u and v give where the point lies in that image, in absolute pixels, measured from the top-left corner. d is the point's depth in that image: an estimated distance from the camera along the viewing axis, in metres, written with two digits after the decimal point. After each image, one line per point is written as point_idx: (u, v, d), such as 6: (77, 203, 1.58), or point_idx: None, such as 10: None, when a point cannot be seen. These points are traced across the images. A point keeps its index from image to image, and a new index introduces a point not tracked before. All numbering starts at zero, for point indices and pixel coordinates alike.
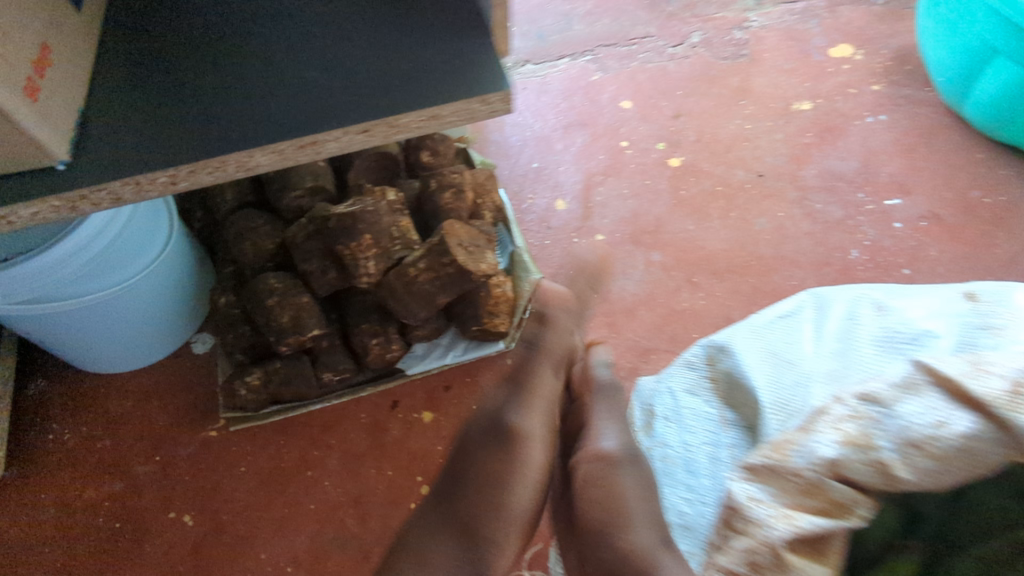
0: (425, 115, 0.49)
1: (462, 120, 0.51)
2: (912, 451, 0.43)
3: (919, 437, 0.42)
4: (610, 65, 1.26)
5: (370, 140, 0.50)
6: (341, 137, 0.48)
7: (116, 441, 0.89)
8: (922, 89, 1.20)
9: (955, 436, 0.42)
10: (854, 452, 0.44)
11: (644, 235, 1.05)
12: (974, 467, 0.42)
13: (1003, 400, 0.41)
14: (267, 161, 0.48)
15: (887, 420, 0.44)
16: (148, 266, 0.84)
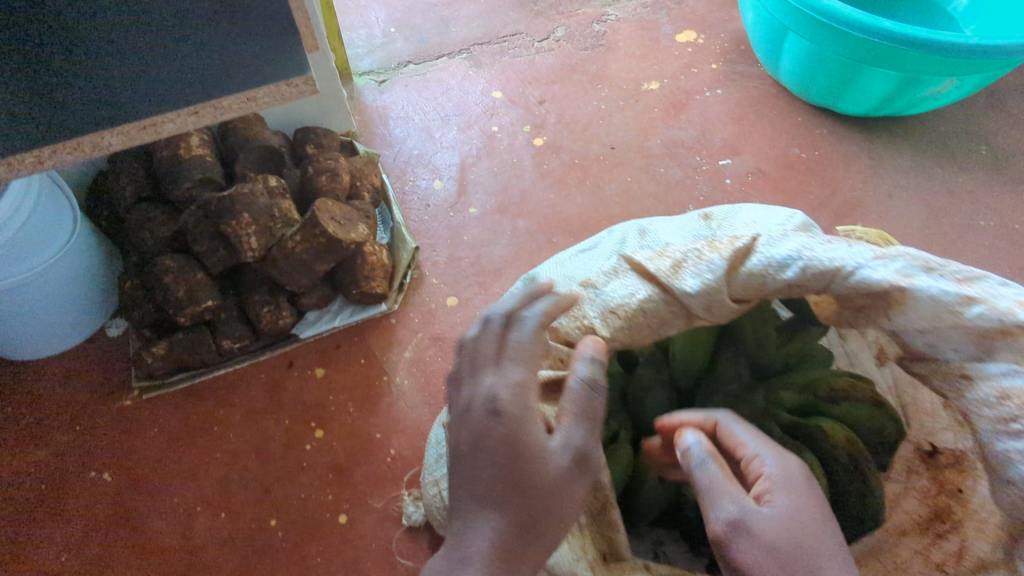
0: (243, 98, 0.65)
1: (276, 100, 0.67)
2: (611, 314, 0.61)
3: (614, 303, 0.61)
4: (484, 60, 1.41)
5: (201, 120, 0.65)
6: (176, 119, 0.64)
7: (40, 417, 1.00)
8: (752, 66, 1.39)
9: (635, 299, 0.60)
10: (571, 320, 0.61)
11: (511, 206, 1.21)
12: (653, 321, 0.61)
13: (664, 271, 0.60)
14: (117, 142, 0.63)
15: (596, 296, 0.63)
16: (55, 257, 0.95)
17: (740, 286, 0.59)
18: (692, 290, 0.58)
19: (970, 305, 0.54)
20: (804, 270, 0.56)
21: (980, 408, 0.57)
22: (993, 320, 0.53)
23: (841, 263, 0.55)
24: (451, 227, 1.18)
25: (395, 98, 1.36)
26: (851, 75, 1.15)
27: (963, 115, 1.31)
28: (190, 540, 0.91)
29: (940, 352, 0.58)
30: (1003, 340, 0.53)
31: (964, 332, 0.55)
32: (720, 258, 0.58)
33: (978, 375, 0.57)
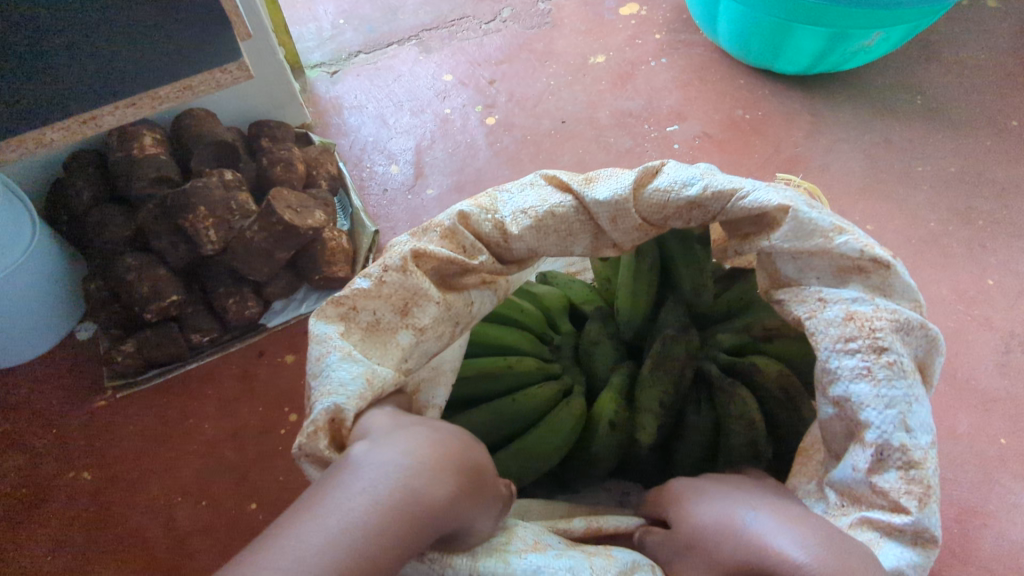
0: (178, 87, 0.69)
1: (212, 88, 0.71)
2: (522, 216, 0.62)
3: (527, 205, 0.62)
4: (433, 45, 1.43)
5: (141, 111, 0.70)
6: (115, 111, 0.68)
7: (16, 423, 1.01)
8: (694, 34, 1.43)
9: (547, 204, 0.62)
10: (481, 212, 0.62)
11: (468, 185, 1.23)
12: (561, 230, 0.62)
13: (577, 181, 0.62)
14: (59, 138, 0.67)
15: (508, 199, 0.63)
16: (15, 264, 0.96)
17: (646, 203, 0.61)
18: (602, 198, 0.60)
19: (840, 232, 0.55)
20: (705, 188, 0.58)
21: (825, 325, 0.54)
22: (860, 252, 0.54)
23: (740, 186, 0.58)
24: (411, 210, 1.21)
25: (347, 88, 1.37)
26: (783, 36, 1.20)
27: (898, 68, 1.36)
28: (174, 529, 0.92)
29: (804, 281, 0.58)
30: (864, 277, 0.55)
31: (831, 262, 0.56)
32: (630, 174, 0.61)
33: (830, 297, 0.55)
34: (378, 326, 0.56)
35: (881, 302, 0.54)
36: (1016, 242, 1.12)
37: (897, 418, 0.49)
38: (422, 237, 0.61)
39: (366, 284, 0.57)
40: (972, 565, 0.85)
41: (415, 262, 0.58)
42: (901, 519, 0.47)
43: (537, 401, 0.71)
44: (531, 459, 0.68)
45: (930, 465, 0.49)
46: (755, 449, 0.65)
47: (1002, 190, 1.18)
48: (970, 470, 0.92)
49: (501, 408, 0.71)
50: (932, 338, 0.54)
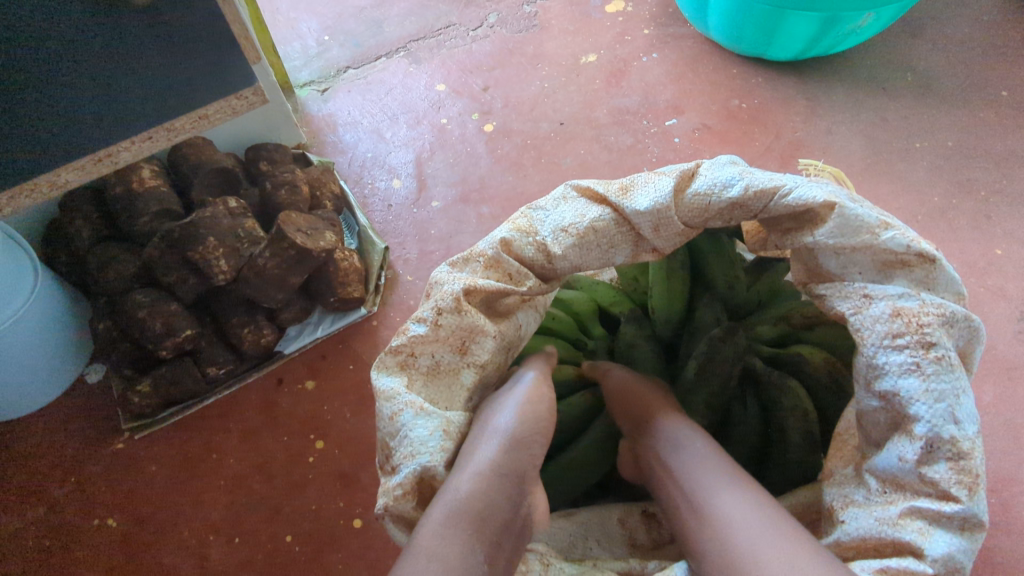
0: (196, 115, 0.72)
1: (228, 115, 0.75)
2: (562, 234, 0.63)
3: (566, 222, 0.63)
4: (422, 56, 1.42)
5: (156, 145, 0.72)
6: (130, 147, 0.70)
7: (31, 474, 0.98)
8: (683, 27, 1.43)
9: (586, 219, 0.63)
10: (522, 236, 0.63)
11: (472, 194, 1.22)
12: (602, 243, 0.63)
13: (614, 192, 0.62)
14: (74, 178, 0.68)
15: (546, 217, 0.65)
16: (24, 306, 0.94)
17: (687, 208, 0.61)
18: (642, 208, 0.61)
19: (886, 229, 0.55)
20: (746, 188, 0.59)
21: (873, 322, 0.55)
22: (906, 247, 0.55)
23: (781, 183, 0.58)
24: (417, 223, 1.19)
25: (339, 104, 1.36)
26: (776, 22, 1.21)
27: (886, 47, 1.38)
28: (209, 569, 0.90)
29: (847, 277, 0.58)
30: (908, 271, 0.55)
31: (874, 257, 0.56)
32: (668, 179, 0.61)
33: (876, 294, 0.56)
34: (438, 370, 0.58)
35: (927, 297, 0.54)
36: (1020, 211, 1.13)
37: (947, 411, 0.50)
38: (466, 270, 0.62)
39: (422, 329, 0.58)
40: (1015, 532, 0.86)
41: (468, 298, 0.59)
42: (951, 507, 0.48)
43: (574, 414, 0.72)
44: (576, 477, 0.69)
45: (978, 454, 0.50)
46: (810, 437, 0.67)
47: (1000, 160, 1.19)
48: (1002, 439, 0.93)
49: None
50: (973, 328, 0.55)
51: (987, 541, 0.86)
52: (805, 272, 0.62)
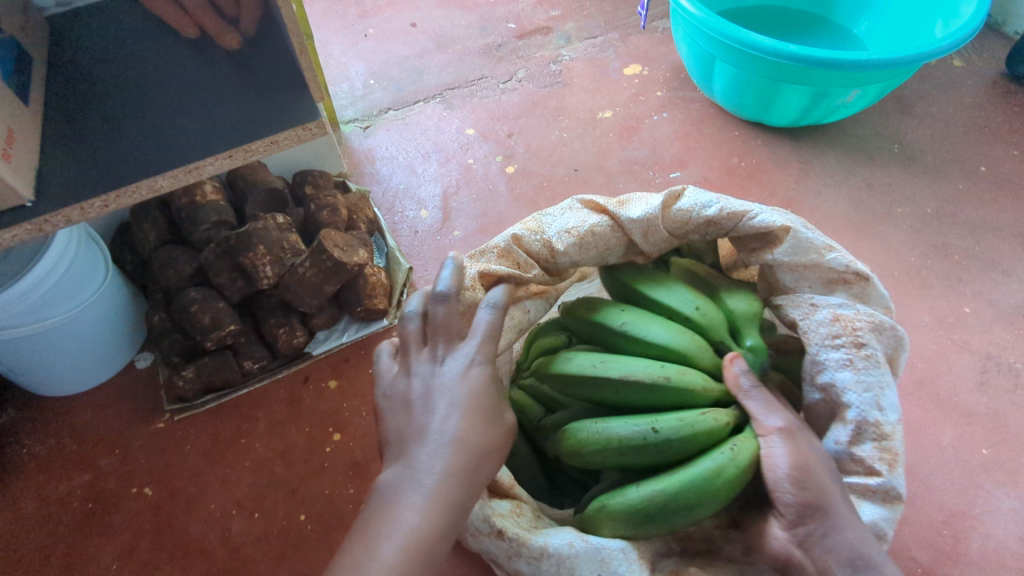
0: (268, 141, 0.85)
1: (293, 141, 0.87)
2: (566, 234, 0.77)
3: (570, 226, 0.78)
4: (456, 103, 1.59)
5: (235, 161, 0.85)
6: (215, 162, 0.83)
7: (80, 445, 1.10)
8: (693, 91, 1.59)
9: (587, 224, 0.77)
10: (531, 233, 0.78)
11: (491, 226, 1.36)
12: (599, 244, 0.77)
13: (612, 205, 0.78)
14: (166, 184, 0.82)
15: (553, 221, 0.79)
16: (96, 293, 1.08)
17: (672, 220, 0.77)
18: (635, 217, 0.76)
19: (829, 252, 0.74)
20: (721, 210, 0.76)
21: (817, 325, 0.72)
22: (845, 267, 0.73)
23: (750, 209, 0.76)
24: (439, 249, 1.33)
25: (379, 140, 1.52)
26: (772, 92, 1.35)
27: (876, 120, 1.51)
28: (230, 539, 1.00)
29: (799, 289, 0.76)
30: (847, 286, 0.74)
31: (821, 275, 0.75)
32: (657, 198, 0.77)
33: (820, 304, 0.73)
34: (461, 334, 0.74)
35: (860, 308, 0.72)
36: (989, 275, 1.24)
37: (873, 400, 0.67)
38: (482, 259, 0.77)
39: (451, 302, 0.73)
40: (961, 563, 0.94)
41: (481, 279, 0.75)
42: (874, 481, 0.65)
43: (700, 437, 0.64)
44: (680, 509, 0.62)
45: (896, 437, 0.67)
46: None
47: (975, 228, 1.31)
48: (958, 478, 1.02)
49: (640, 440, 0.64)
50: (899, 337, 0.72)
51: (934, 569, 0.94)
52: (768, 288, 0.79)
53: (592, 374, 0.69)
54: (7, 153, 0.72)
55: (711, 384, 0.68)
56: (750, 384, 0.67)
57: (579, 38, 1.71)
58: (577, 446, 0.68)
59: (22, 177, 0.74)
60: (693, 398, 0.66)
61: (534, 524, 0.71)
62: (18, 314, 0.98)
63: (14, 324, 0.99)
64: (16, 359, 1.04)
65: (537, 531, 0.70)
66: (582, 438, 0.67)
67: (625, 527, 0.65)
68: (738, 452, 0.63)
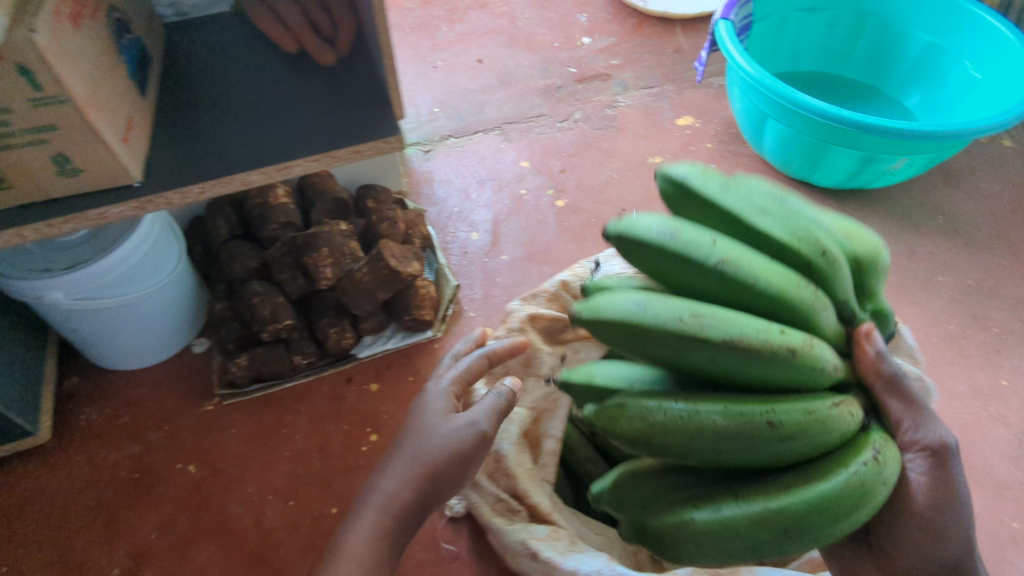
0: (352, 149, 0.87)
1: (375, 154, 0.90)
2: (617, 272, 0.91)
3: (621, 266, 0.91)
4: (514, 136, 1.67)
5: (320, 165, 0.88)
6: (303, 164, 0.87)
7: (134, 417, 1.17)
8: (742, 146, 1.64)
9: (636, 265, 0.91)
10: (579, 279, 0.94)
11: (537, 254, 1.42)
12: None
13: None
14: (258, 178, 0.86)
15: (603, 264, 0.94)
16: (170, 275, 1.16)
17: None
18: None
19: None
20: None
21: None
22: None
23: None
24: (486, 270, 1.39)
25: (438, 164, 1.60)
26: (820, 152, 1.40)
27: (922, 190, 1.54)
28: (263, 523, 1.05)
29: None
30: None
31: None
32: None
33: None
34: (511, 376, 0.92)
35: (889, 351, 0.79)
36: None
37: None
38: (533, 302, 0.93)
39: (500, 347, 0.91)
40: None
41: (531, 323, 0.92)
42: None
43: (832, 440, 0.54)
44: (804, 532, 0.52)
45: None
46: None
47: (1016, 304, 1.32)
48: (986, 548, 1.01)
49: (758, 434, 0.52)
50: (928, 385, 0.79)
51: None
52: None
53: (690, 334, 0.52)
54: (125, 138, 0.80)
55: (835, 362, 0.56)
56: (890, 366, 0.58)
57: (636, 87, 1.79)
58: (662, 433, 0.53)
59: (134, 161, 0.82)
60: (817, 379, 0.55)
61: (571, 546, 0.77)
62: (101, 286, 1.06)
63: (93, 296, 1.07)
64: (87, 328, 1.12)
65: (569, 553, 0.75)
66: (668, 425, 0.53)
67: (713, 549, 0.55)
68: (880, 463, 0.54)
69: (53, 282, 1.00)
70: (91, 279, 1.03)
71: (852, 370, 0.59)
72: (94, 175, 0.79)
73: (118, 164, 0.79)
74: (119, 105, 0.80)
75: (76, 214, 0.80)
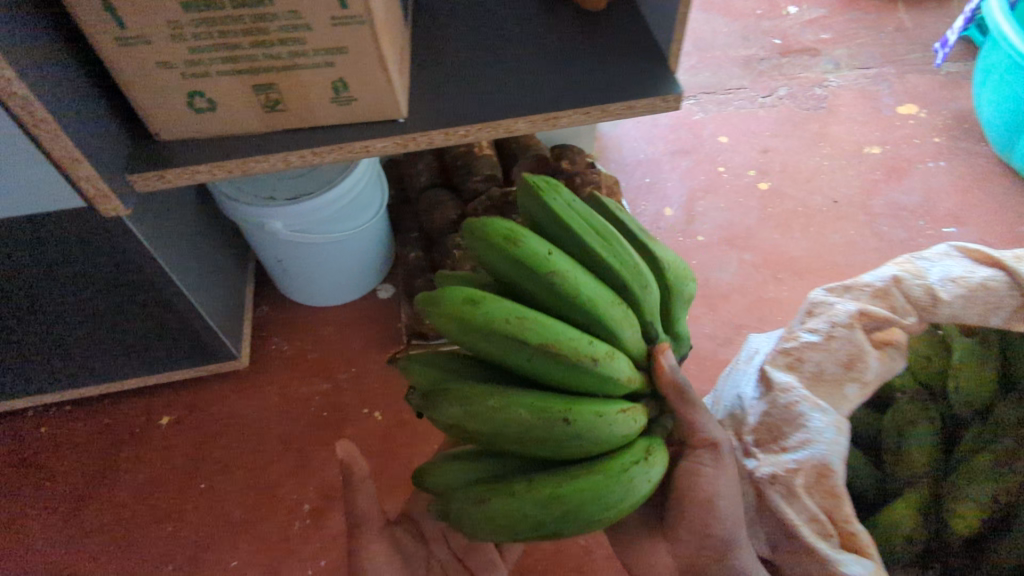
0: (626, 105, 0.78)
1: (648, 112, 0.80)
2: (954, 282, 0.67)
3: (956, 274, 0.68)
4: (710, 108, 1.54)
5: (588, 120, 0.79)
6: (572, 116, 0.78)
7: (322, 354, 1.16)
8: (978, 144, 1.44)
9: (979, 276, 0.67)
10: (912, 277, 0.69)
11: (738, 239, 1.30)
12: (991, 301, 0.67)
13: (1010, 258, 0.67)
14: (523, 127, 0.79)
15: (932, 266, 0.69)
16: (374, 217, 1.14)
17: None
18: None
19: None
20: None
21: None
22: None
23: None
24: (680, 250, 1.29)
25: (627, 130, 1.50)
26: None
27: None
28: None
29: None
30: None
31: None
32: None
33: None
34: (821, 378, 0.67)
35: None
36: None
37: None
38: (848, 295, 0.70)
39: (813, 338, 0.68)
40: None
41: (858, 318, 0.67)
42: None
43: (617, 443, 0.48)
44: (580, 521, 0.46)
45: None
46: None
47: None
48: None
49: (551, 437, 0.46)
50: None
51: None
52: None
53: (509, 333, 0.46)
54: (400, 69, 0.75)
55: (631, 373, 0.51)
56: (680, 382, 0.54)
57: (851, 66, 1.61)
58: (477, 429, 0.47)
59: (403, 96, 0.76)
60: (608, 387, 0.49)
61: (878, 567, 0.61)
62: (316, 221, 1.04)
63: (307, 230, 1.05)
64: (292, 261, 1.11)
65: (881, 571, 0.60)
66: (528, 411, 0.46)
67: (503, 528, 0.46)
68: (648, 462, 0.50)
69: (277, 212, 0.99)
70: (310, 213, 1.01)
71: (648, 385, 0.55)
72: (366, 106, 0.75)
73: (392, 96, 0.74)
74: (398, 33, 0.74)
75: (343, 145, 0.75)
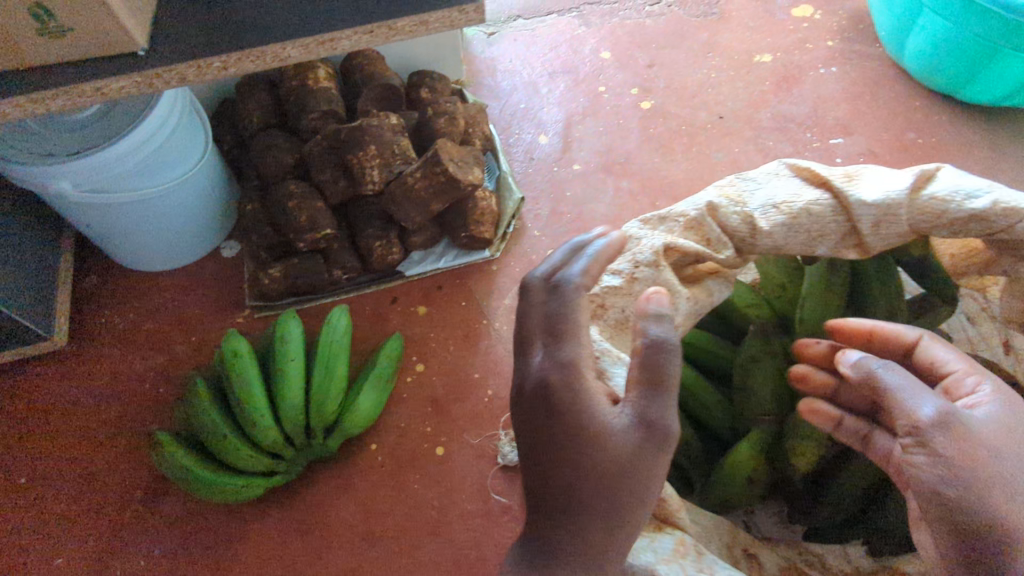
0: (416, 20, 0.64)
1: (446, 26, 0.66)
2: (771, 210, 0.61)
3: (778, 200, 0.61)
4: (593, 20, 1.41)
5: (374, 41, 0.65)
6: (352, 36, 0.64)
7: (158, 325, 1.05)
8: (871, 46, 1.35)
9: (801, 201, 0.61)
10: (729, 204, 0.62)
11: (615, 165, 1.21)
12: (812, 228, 0.61)
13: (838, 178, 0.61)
14: (296, 54, 0.64)
15: (755, 190, 0.63)
16: (195, 165, 1.00)
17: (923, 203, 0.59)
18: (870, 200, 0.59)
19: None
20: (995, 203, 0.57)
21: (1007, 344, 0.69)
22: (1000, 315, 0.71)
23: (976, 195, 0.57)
24: (554, 181, 1.19)
25: (503, 51, 1.36)
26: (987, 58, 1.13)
27: None
28: None
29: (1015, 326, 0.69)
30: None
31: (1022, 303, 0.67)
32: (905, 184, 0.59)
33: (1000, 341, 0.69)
34: (624, 323, 0.59)
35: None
36: None
37: None
38: (661, 228, 0.63)
39: (616, 281, 0.60)
40: None
41: (665, 255, 0.60)
42: None
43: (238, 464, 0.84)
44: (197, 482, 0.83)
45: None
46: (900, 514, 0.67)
47: None
48: None
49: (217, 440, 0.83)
50: None
51: None
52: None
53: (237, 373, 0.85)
54: None
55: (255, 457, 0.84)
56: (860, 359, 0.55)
57: None
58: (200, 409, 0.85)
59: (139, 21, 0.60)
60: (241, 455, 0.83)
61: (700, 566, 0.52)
62: (112, 177, 0.90)
63: (109, 187, 0.91)
64: (103, 223, 0.98)
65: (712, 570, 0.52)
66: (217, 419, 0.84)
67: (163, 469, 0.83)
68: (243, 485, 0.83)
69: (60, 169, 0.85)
70: (100, 169, 0.87)
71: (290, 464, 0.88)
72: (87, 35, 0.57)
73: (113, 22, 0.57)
74: None
75: (63, 88, 0.59)
